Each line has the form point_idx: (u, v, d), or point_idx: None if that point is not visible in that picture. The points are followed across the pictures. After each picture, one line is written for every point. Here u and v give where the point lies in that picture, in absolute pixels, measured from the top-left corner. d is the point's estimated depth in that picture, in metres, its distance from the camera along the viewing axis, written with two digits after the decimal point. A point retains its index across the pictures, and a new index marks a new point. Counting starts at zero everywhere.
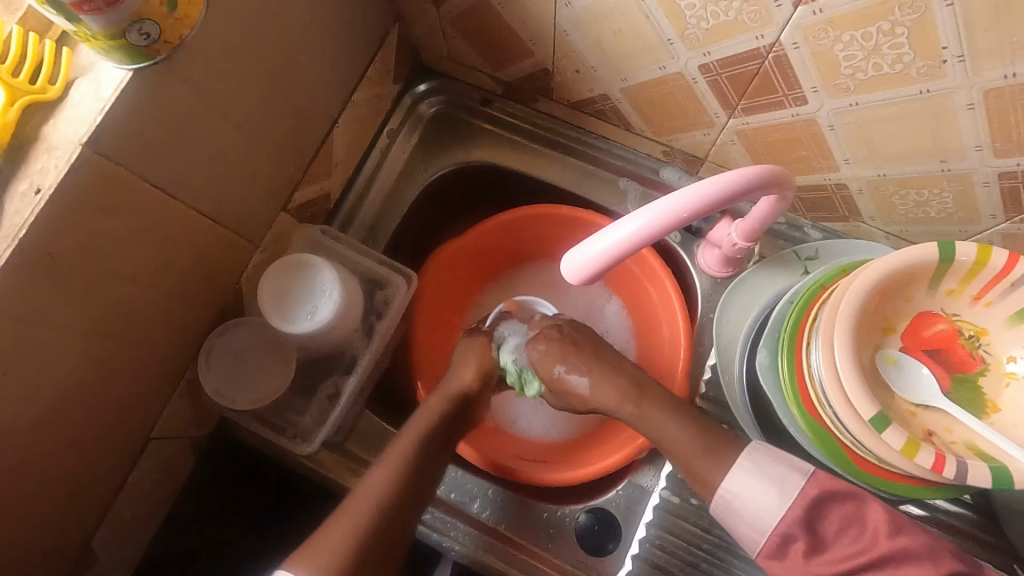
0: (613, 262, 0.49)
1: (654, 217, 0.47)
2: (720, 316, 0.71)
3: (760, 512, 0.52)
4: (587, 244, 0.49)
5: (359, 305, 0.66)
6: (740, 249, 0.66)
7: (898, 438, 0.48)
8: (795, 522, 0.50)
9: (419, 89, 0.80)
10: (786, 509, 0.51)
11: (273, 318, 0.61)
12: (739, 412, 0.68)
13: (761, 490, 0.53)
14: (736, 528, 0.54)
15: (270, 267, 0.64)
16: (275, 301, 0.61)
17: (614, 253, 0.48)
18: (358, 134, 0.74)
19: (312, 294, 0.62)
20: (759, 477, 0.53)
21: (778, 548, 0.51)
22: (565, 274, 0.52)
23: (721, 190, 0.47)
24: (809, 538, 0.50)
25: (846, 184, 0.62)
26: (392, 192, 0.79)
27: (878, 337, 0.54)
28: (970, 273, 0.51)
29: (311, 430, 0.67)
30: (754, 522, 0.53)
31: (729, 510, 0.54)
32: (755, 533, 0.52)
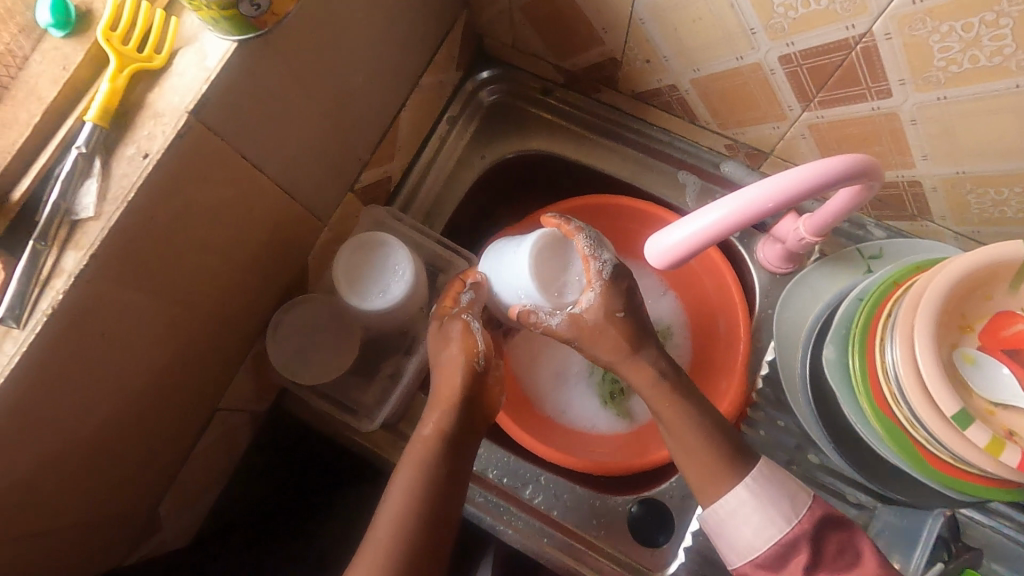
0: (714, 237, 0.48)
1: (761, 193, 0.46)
2: (780, 312, 0.71)
3: (762, 527, 0.55)
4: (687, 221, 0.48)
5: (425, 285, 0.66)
6: (806, 244, 0.66)
7: (983, 436, 0.48)
8: (801, 537, 0.54)
9: (480, 76, 0.82)
10: (793, 524, 0.54)
11: (348, 296, 0.62)
12: (801, 409, 0.68)
13: (764, 515, 0.55)
14: (734, 533, 0.56)
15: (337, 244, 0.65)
16: (350, 279, 0.62)
17: (720, 227, 0.47)
18: (421, 118, 0.76)
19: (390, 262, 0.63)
20: (776, 491, 0.56)
21: (778, 558, 0.54)
22: (658, 248, 0.50)
23: (838, 173, 0.47)
24: (811, 554, 0.53)
25: (919, 182, 0.62)
26: (450, 178, 0.80)
27: (954, 335, 0.53)
28: None
29: (374, 408, 0.67)
30: (759, 530, 0.55)
31: (731, 515, 0.56)
32: (760, 541, 0.55)
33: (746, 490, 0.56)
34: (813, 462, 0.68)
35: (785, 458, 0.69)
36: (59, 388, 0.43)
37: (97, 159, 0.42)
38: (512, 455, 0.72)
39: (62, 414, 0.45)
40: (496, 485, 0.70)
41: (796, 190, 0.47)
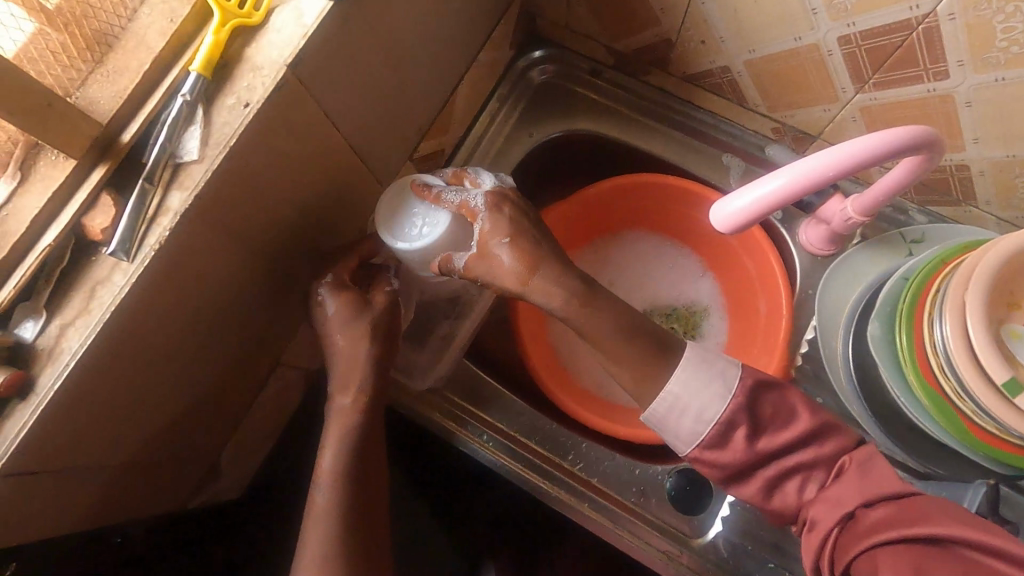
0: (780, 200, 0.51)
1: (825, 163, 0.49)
2: (821, 292, 0.73)
3: (706, 406, 0.55)
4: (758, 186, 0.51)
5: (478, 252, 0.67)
6: (852, 225, 0.67)
7: None
8: (737, 410, 0.54)
9: (533, 55, 0.84)
10: (727, 398, 0.54)
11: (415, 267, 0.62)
12: (841, 385, 0.69)
13: (699, 400, 0.55)
14: (675, 431, 0.56)
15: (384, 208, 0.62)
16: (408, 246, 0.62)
17: (786, 188, 0.50)
18: (475, 93, 0.78)
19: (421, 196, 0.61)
20: (706, 370, 0.56)
21: (720, 437, 0.54)
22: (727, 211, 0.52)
23: (901, 148, 0.50)
24: (750, 424, 0.54)
25: (968, 165, 0.63)
26: (499, 154, 0.82)
27: (1003, 311, 0.55)
28: None
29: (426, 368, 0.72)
30: (699, 414, 0.55)
31: (674, 405, 0.56)
32: (699, 425, 0.55)
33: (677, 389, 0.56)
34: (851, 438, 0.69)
35: None
36: (155, 323, 0.46)
37: (200, 107, 0.44)
38: (551, 421, 0.74)
39: (154, 349, 0.47)
40: (538, 450, 0.72)
41: (861, 161, 0.49)
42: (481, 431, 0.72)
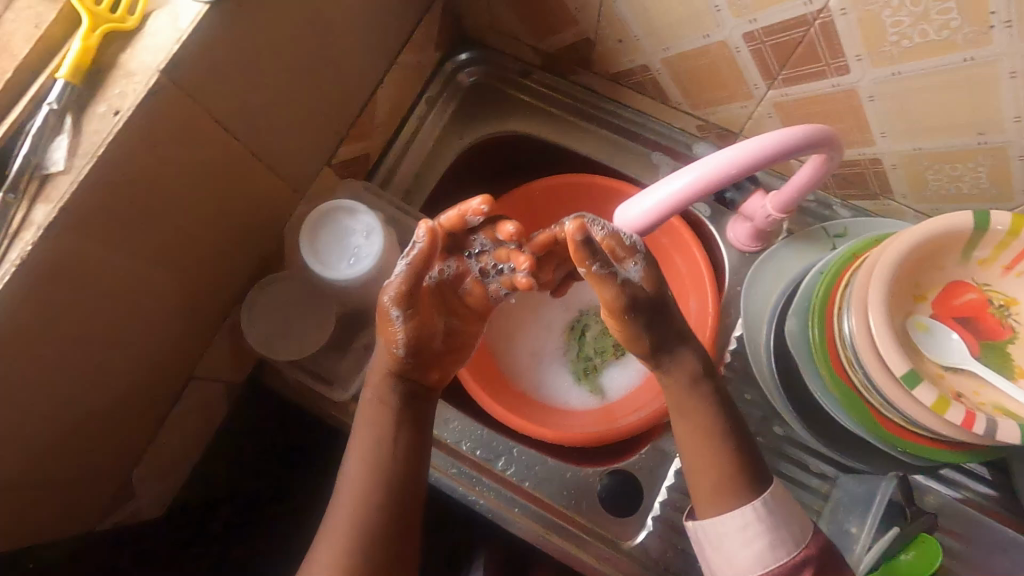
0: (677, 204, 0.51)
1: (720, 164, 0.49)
2: (748, 288, 0.72)
3: (751, 566, 0.54)
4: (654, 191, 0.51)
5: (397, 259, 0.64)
6: (773, 221, 0.67)
7: (930, 394, 0.49)
8: (807, 561, 0.54)
9: (459, 57, 0.83)
10: (793, 553, 0.54)
11: (365, 263, 0.57)
12: (766, 381, 0.69)
13: (759, 540, 0.54)
14: (723, 554, 0.56)
15: (312, 252, 0.56)
16: (342, 255, 0.57)
17: (698, 187, 0.47)
18: (400, 96, 0.77)
19: (347, 216, 0.58)
20: (783, 517, 0.55)
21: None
22: (625, 216, 0.52)
23: (787, 155, 0.51)
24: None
25: (880, 159, 0.64)
26: (429, 156, 0.81)
27: (909, 304, 0.56)
28: (1003, 243, 0.53)
29: (348, 378, 0.66)
30: (749, 563, 0.54)
31: (716, 540, 0.56)
32: (749, 566, 0.54)
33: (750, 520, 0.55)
34: (778, 434, 0.69)
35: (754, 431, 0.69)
36: (30, 342, 0.44)
37: (68, 116, 0.43)
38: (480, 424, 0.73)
39: (34, 368, 0.45)
40: (469, 457, 0.71)
41: (756, 164, 0.49)
42: None
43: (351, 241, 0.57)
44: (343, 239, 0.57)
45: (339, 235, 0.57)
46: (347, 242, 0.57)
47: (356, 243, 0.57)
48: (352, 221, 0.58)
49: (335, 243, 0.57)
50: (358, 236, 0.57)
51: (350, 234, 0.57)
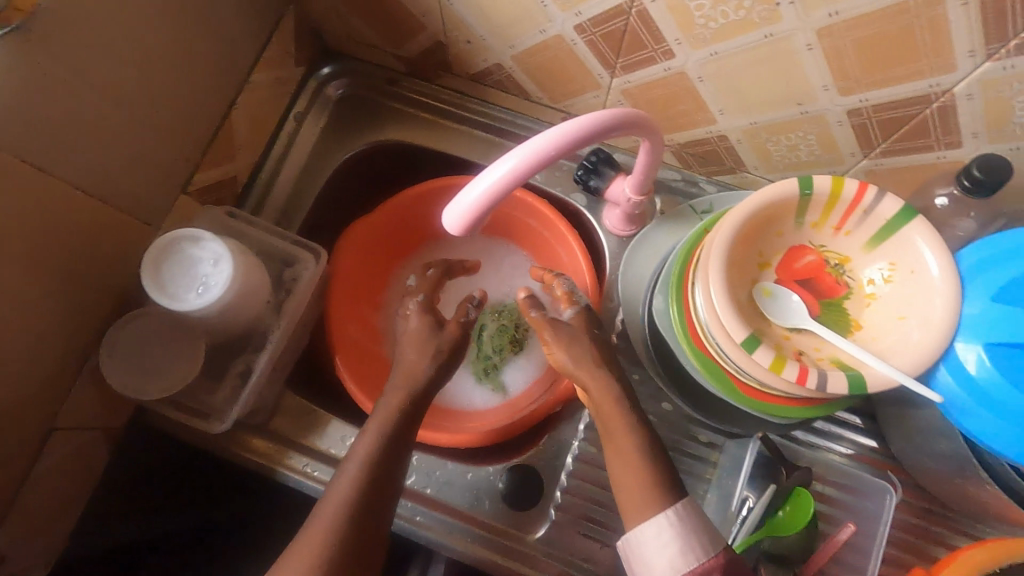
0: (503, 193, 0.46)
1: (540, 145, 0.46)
2: (625, 271, 0.74)
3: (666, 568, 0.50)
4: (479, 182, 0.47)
5: (260, 281, 0.63)
6: (636, 204, 0.69)
7: (767, 356, 0.51)
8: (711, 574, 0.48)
9: (323, 72, 0.82)
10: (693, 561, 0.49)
11: (214, 290, 0.55)
12: (648, 359, 0.71)
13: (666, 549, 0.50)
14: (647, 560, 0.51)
15: (156, 284, 0.54)
16: (189, 283, 0.55)
17: (520, 168, 0.45)
18: (263, 115, 0.75)
19: (191, 243, 0.56)
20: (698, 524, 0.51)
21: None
22: (453, 215, 0.48)
23: (618, 125, 0.49)
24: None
25: (726, 135, 0.66)
26: (304, 173, 0.80)
27: (754, 272, 0.58)
28: (829, 205, 0.55)
29: (225, 409, 0.64)
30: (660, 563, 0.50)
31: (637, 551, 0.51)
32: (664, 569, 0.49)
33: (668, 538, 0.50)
34: (668, 409, 0.71)
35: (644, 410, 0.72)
36: None
37: None
38: None
39: None
40: None
41: (583, 138, 0.47)
42: (305, 461, 0.70)
43: (198, 269, 0.56)
44: (188, 268, 0.56)
45: (185, 263, 0.56)
46: (193, 269, 0.56)
47: (202, 271, 0.56)
48: (196, 247, 0.56)
49: (179, 272, 0.55)
50: (204, 262, 0.56)
51: (196, 261, 0.56)
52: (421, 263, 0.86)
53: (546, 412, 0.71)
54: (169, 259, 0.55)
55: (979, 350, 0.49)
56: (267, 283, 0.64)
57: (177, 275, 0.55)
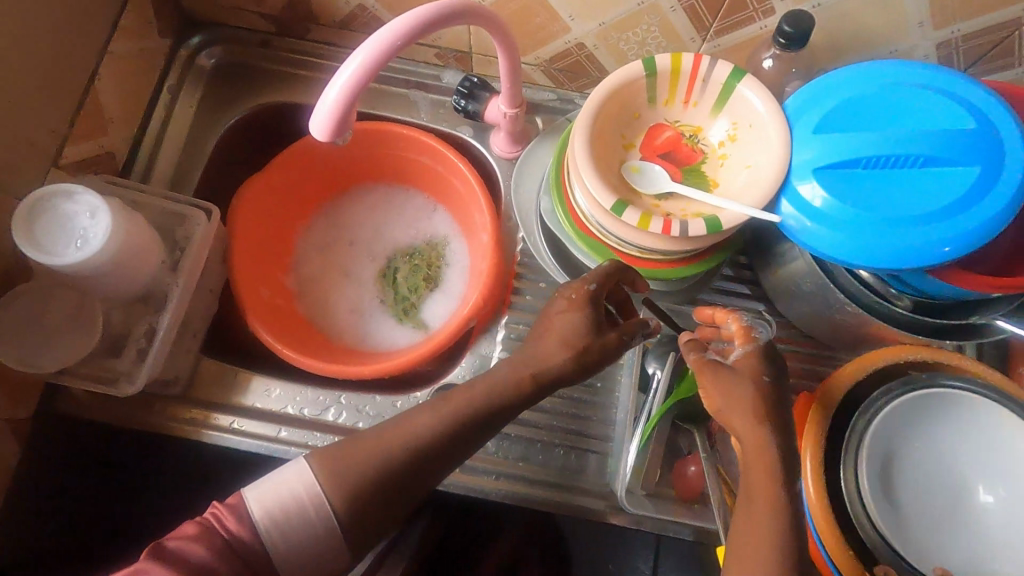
0: (361, 85, 0.49)
1: (384, 37, 0.49)
2: (518, 190, 0.77)
3: None
4: (334, 84, 0.49)
5: (147, 236, 0.62)
6: (512, 119, 0.73)
7: (635, 216, 0.57)
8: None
9: (192, 41, 0.81)
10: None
11: (95, 238, 0.57)
12: (547, 262, 0.75)
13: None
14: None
15: (41, 244, 0.57)
16: (70, 237, 0.57)
17: (368, 60, 0.48)
18: (131, 87, 0.74)
19: (66, 200, 0.58)
20: None
21: None
22: (318, 121, 0.50)
23: (454, 20, 0.54)
24: None
25: (583, 42, 0.71)
26: (188, 144, 0.79)
27: (621, 154, 0.63)
28: (673, 80, 0.61)
29: (133, 371, 0.63)
30: None
31: None
32: None
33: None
34: None
35: None
36: None
37: None
38: (304, 385, 0.73)
39: None
40: (299, 418, 0.72)
41: (424, 31, 0.51)
42: (232, 419, 0.71)
43: (76, 223, 0.58)
44: (69, 223, 0.58)
45: (64, 220, 0.58)
46: (74, 224, 0.58)
47: (82, 225, 0.58)
48: (72, 203, 0.58)
49: (60, 230, 0.57)
50: (83, 215, 0.58)
51: (76, 217, 0.58)
52: (325, 221, 0.87)
53: (462, 329, 0.72)
54: (49, 218, 0.58)
55: (812, 182, 0.54)
56: (155, 240, 0.64)
57: (57, 232, 0.57)
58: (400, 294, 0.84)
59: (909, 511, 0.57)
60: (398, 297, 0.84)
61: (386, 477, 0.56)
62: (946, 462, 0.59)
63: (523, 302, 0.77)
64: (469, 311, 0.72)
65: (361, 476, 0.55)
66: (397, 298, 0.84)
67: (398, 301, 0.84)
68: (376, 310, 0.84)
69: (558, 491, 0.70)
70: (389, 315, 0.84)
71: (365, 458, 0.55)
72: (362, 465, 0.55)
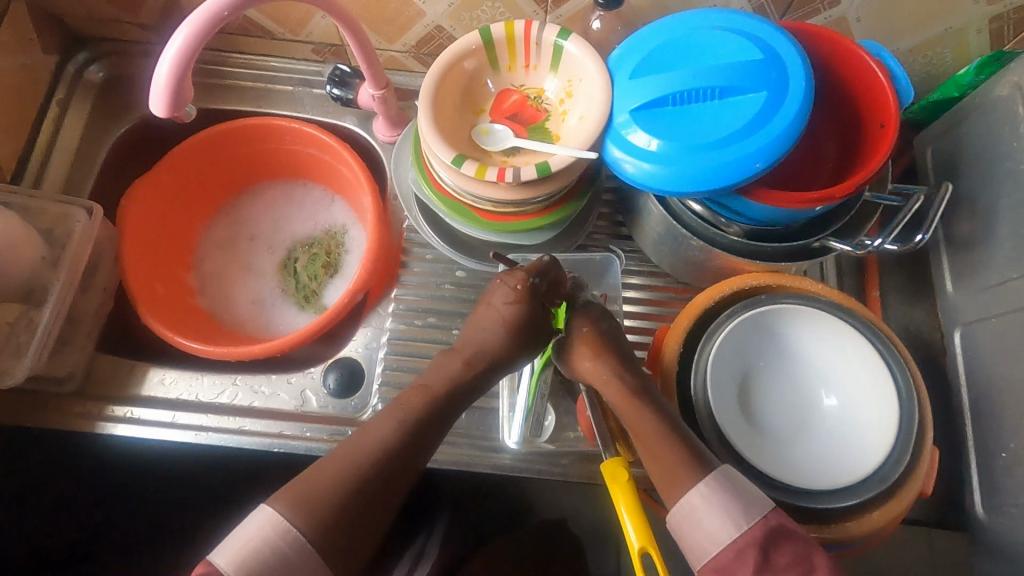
0: (187, 61, 0.53)
1: (202, 14, 0.53)
2: (397, 172, 0.79)
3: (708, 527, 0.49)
4: (163, 63, 0.53)
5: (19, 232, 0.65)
6: (381, 102, 0.77)
7: (473, 167, 0.61)
8: (750, 544, 0.47)
9: (79, 57, 0.85)
10: (745, 531, 0.48)
11: None
12: (426, 232, 0.77)
13: (714, 519, 0.49)
14: (691, 536, 0.50)
15: None
16: None
17: (189, 37, 0.52)
18: (15, 101, 0.77)
19: None
20: (728, 500, 0.49)
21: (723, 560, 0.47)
22: (154, 99, 0.54)
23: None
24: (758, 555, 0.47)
25: (439, 25, 0.75)
26: (78, 153, 0.82)
27: (472, 118, 0.68)
28: (510, 46, 0.66)
29: (15, 364, 0.65)
30: (707, 532, 0.49)
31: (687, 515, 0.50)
32: (706, 541, 0.48)
33: (701, 493, 0.50)
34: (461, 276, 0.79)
35: (439, 281, 0.80)
36: None
37: None
38: (198, 372, 0.75)
39: None
40: (193, 402, 0.73)
41: (252, 5, 0.56)
42: (125, 408, 0.72)
43: None
44: None
45: None
46: None
47: None
48: None
49: None
50: None
51: None
52: (224, 219, 0.91)
53: (349, 304, 0.74)
54: None
55: (634, 129, 0.58)
56: (31, 237, 0.66)
57: None
58: (300, 283, 0.87)
59: (767, 426, 0.61)
60: (298, 285, 0.87)
61: (349, 504, 0.49)
62: (799, 370, 0.63)
63: (411, 276, 0.80)
64: (354, 286, 0.74)
65: (331, 513, 0.48)
66: (298, 287, 0.87)
67: (299, 289, 0.87)
68: (277, 299, 0.86)
69: (454, 450, 0.72)
70: (292, 305, 0.86)
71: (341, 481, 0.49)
72: (336, 485, 0.49)
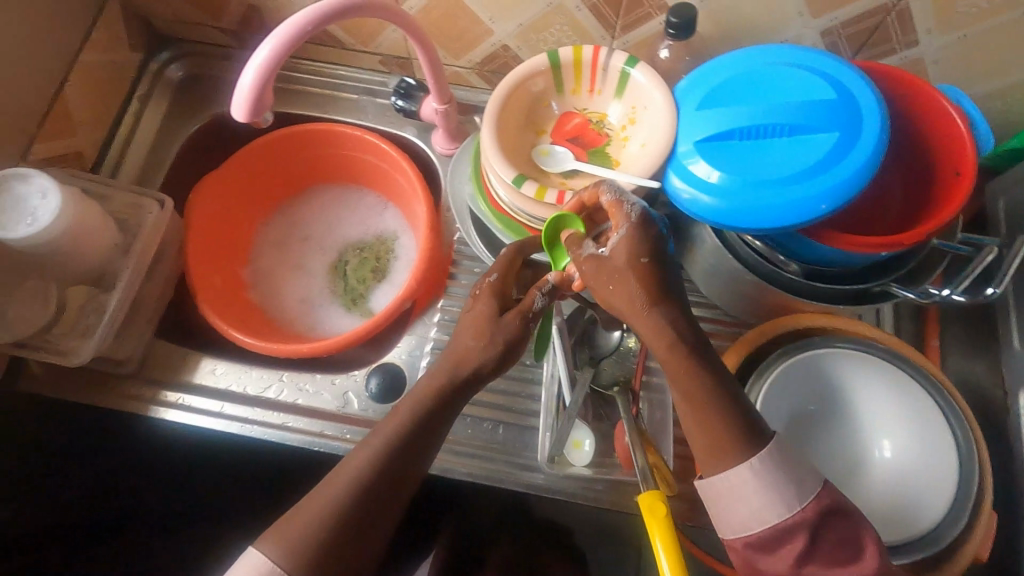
0: (270, 71, 0.55)
1: (288, 28, 0.56)
2: (452, 186, 0.80)
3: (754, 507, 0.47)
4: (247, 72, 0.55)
5: (95, 221, 0.68)
6: (443, 116, 0.78)
7: (532, 188, 0.62)
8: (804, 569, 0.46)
9: (161, 55, 0.89)
10: (795, 512, 0.47)
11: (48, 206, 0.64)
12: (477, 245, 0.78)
13: (762, 508, 0.47)
14: (731, 513, 0.49)
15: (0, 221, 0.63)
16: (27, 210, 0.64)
17: (274, 49, 0.55)
18: (100, 94, 0.82)
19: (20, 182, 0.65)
20: (778, 474, 0.47)
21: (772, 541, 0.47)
22: (236, 106, 0.56)
23: (355, 14, 0.60)
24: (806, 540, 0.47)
25: (506, 44, 0.76)
26: (152, 146, 0.87)
27: (533, 138, 0.68)
28: (577, 70, 0.66)
29: (80, 344, 0.68)
30: (755, 512, 0.47)
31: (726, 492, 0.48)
32: (752, 520, 0.47)
33: (753, 468, 0.47)
34: None
35: None
36: None
37: None
38: (247, 365, 0.78)
39: None
40: (240, 394, 0.76)
41: (331, 20, 0.59)
42: (176, 394, 0.75)
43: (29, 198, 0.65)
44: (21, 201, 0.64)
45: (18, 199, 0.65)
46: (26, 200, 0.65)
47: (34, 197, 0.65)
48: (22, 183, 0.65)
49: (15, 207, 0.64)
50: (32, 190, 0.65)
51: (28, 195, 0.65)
52: (281, 219, 0.94)
53: (396, 311, 0.75)
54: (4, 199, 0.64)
55: (699, 160, 0.58)
56: (105, 225, 0.70)
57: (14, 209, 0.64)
58: (348, 286, 0.89)
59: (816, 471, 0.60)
60: (346, 288, 0.89)
61: (363, 513, 0.50)
62: (853, 417, 0.61)
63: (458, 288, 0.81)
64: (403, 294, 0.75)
65: (341, 516, 0.49)
66: (346, 290, 0.89)
67: (347, 292, 0.89)
68: (326, 300, 0.89)
69: (484, 464, 0.72)
70: (338, 306, 0.88)
71: (357, 487, 0.51)
72: (367, 490, 0.50)
